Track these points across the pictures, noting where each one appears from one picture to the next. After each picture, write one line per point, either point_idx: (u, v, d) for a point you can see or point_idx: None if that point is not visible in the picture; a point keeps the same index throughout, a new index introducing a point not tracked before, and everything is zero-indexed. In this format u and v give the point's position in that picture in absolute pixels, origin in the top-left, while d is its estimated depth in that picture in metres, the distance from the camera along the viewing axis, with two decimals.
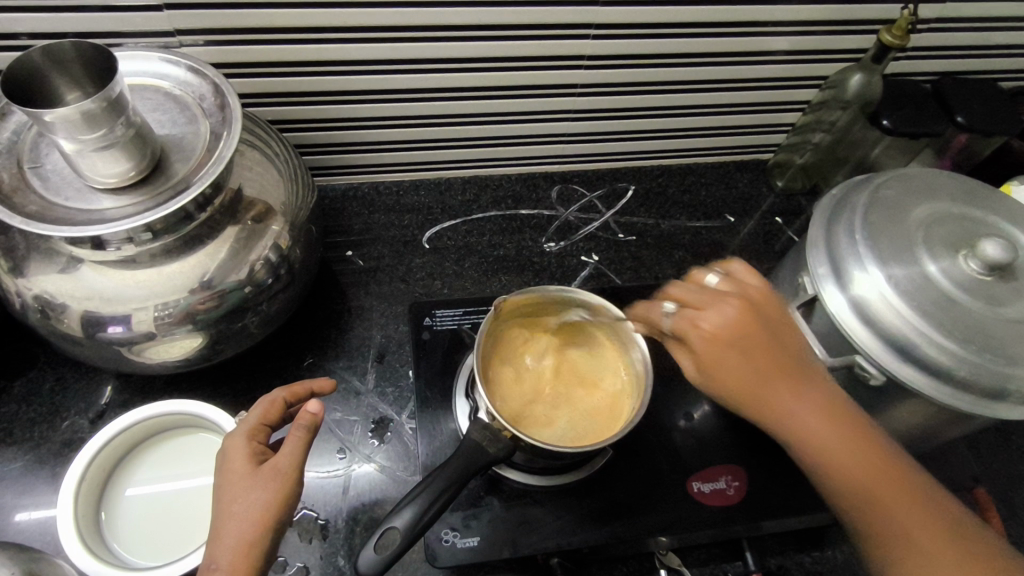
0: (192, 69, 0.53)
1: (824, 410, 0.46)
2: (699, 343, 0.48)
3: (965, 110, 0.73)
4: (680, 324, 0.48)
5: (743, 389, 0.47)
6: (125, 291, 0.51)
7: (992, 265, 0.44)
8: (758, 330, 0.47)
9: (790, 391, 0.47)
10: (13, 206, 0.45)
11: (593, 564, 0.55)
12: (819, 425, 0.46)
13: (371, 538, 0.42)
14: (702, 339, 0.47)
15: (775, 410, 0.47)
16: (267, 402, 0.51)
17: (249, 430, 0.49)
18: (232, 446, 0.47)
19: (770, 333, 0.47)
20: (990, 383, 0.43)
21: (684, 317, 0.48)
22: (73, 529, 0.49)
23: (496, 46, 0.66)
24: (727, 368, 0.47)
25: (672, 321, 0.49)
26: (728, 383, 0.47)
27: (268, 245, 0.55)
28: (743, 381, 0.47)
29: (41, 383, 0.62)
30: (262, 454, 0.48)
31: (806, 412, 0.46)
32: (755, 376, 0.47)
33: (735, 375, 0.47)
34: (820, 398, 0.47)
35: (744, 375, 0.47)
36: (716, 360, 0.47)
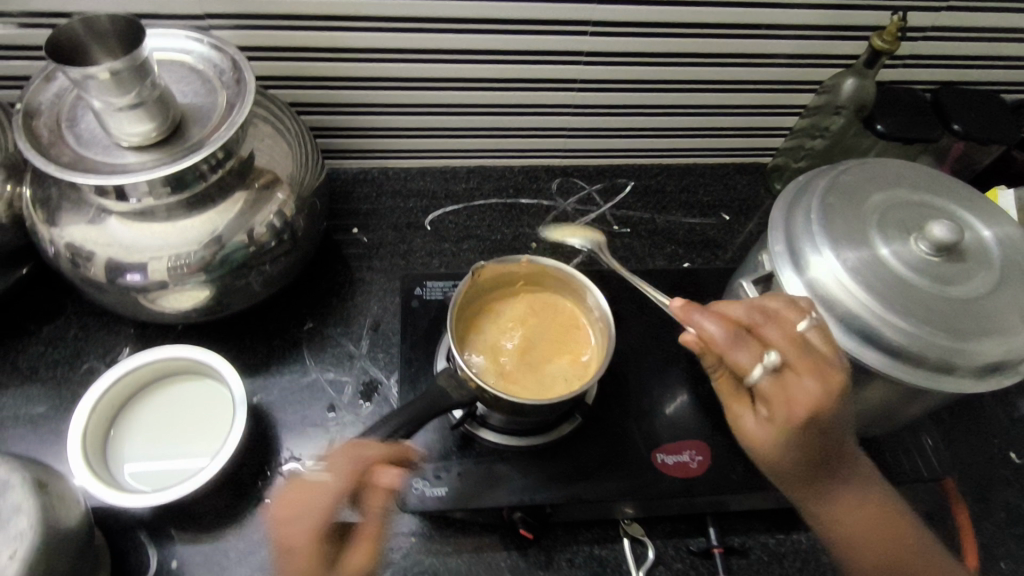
0: (213, 46, 0.58)
1: (853, 496, 0.50)
2: (786, 410, 0.45)
3: (962, 119, 0.74)
4: (768, 387, 0.46)
5: (789, 459, 0.48)
6: (142, 241, 0.56)
7: (939, 246, 0.46)
8: (824, 419, 0.45)
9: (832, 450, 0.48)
10: (49, 157, 0.51)
11: (559, 528, 0.60)
12: (845, 508, 0.50)
13: (339, 459, 0.49)
14: (792, 416, 0.45)
15: (808, 487, 0.50)
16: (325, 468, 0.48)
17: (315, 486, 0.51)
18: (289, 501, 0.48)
19: (831, 422, 0.46)
20: (937, 358, 0.45)
21: (778, 382, 0.45)
22: (81, 452, 0.55)
23: (499, 39, 0.71)
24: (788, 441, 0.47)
25: (761, 382, 0.46)
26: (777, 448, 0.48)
27: (272, 210, 0.60)
28: (797, 446, 0.47)
29: (67, 329, 0.68)
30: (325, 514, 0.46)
31: (833, 492, 0.50)
32: (811, 445, 0.47)
33: (792, 443, 0.47)
34: (851, 486, 0.50)
35: (802, 443, 0.47)
36: (790, 430, 0.46)
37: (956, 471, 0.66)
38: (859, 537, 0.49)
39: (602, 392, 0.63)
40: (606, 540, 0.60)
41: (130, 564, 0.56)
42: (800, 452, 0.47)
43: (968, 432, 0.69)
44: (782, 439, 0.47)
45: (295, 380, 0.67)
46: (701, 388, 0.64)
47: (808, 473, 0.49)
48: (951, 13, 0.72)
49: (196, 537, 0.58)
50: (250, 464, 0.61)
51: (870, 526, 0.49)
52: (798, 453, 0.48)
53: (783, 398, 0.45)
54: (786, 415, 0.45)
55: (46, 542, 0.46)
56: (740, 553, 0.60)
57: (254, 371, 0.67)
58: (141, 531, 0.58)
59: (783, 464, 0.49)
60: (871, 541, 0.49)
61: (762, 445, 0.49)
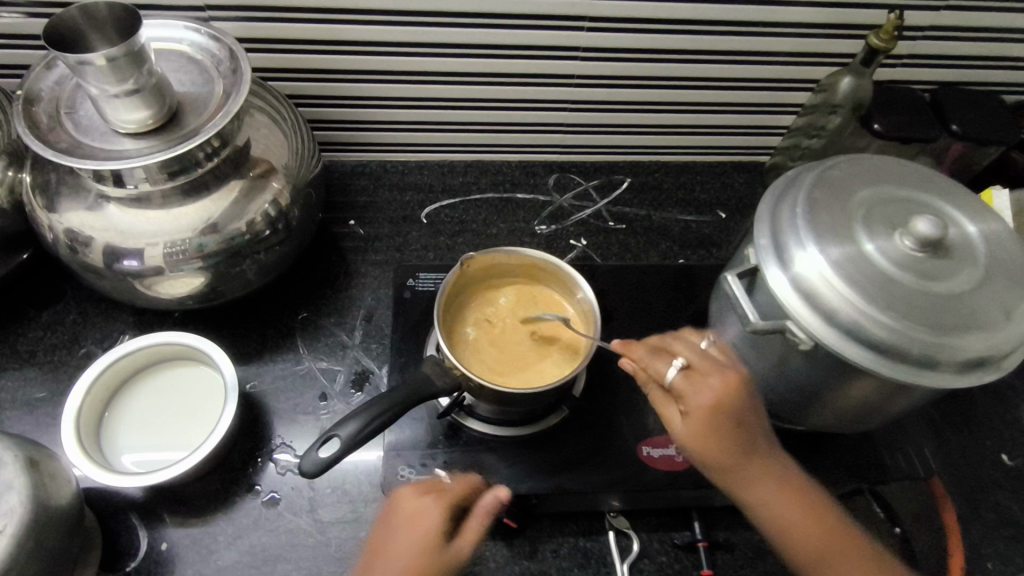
0: (211, 36, 0.59)
1: (776, 480, 0.53)
2: (697, 404, 0.51)
3: (961, 119, 0.74)
4: (681, 383, 0.52)
5: (715, 450, 0.52)
6: (137, 227, 0.57)
7: (923, 241, 0.46)
8: (731, 414, 0.51)
9: (754, 446, 0.53)
10: (47, 142, 0.52)
11: (544, 519, 0.61)
12: (769, 493, 0.52)
13: (321, 440, 0.48)
14: (705, 406, 0.51)
15: (734, 473, 0.53)
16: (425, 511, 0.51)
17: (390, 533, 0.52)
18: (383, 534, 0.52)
19: (741, 416, 0.51)
20: (920, 354, 0.45)
21: (688, 378, 0.52)
22: (74, 431, 0.56)
23: (495, 34, 0.71)
24: (708, 429, 0.51)
25: (675, 380, 0.52)
26: (703, 440, 0.52)
27: (267, 199, 0.61)
28: (719, 436, 0.51)
29: (66, 314, 0.70)
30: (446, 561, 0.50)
31: (757, 476, 0.52)
32: (732, 436, 0.52)
33: (714, 435, 0.51)
34: (772, 472, 0.53)
35: (721, 434, 0.51)
36: (709, 422, 0.51)
37: (944, 472, 0.66)
38: (782, 519, 0.52)
39: (590, 385, 0.64)
40: (591, 532, 0.60)
41: (120, 545, 0.57)
42: (721, 438, 0.51)
43: (958, 433, 0.68)
44: (705, 432, 0.51)
45: (289, 368, 0.68)
46: None
47: (731, 465, 0.52)
48: (950, 12, 0.72)
49: (186, 520, 0.59)
50: (241, 448, 0.62)
51: (792, 509, 0.52)
52: (717, 444, 0.52)
53: (694, 390, 0.51)
54: (701, 406, 0.51)
55: (36, 519, 0.47)
56: (725, 548, 0.60)
57: (248, 358, 0.68)
58: (132, 513, 0.58)
59: (711, 452, 0.52)
60: (794, 521, 0.52)
61: (688, 436, 0.53)
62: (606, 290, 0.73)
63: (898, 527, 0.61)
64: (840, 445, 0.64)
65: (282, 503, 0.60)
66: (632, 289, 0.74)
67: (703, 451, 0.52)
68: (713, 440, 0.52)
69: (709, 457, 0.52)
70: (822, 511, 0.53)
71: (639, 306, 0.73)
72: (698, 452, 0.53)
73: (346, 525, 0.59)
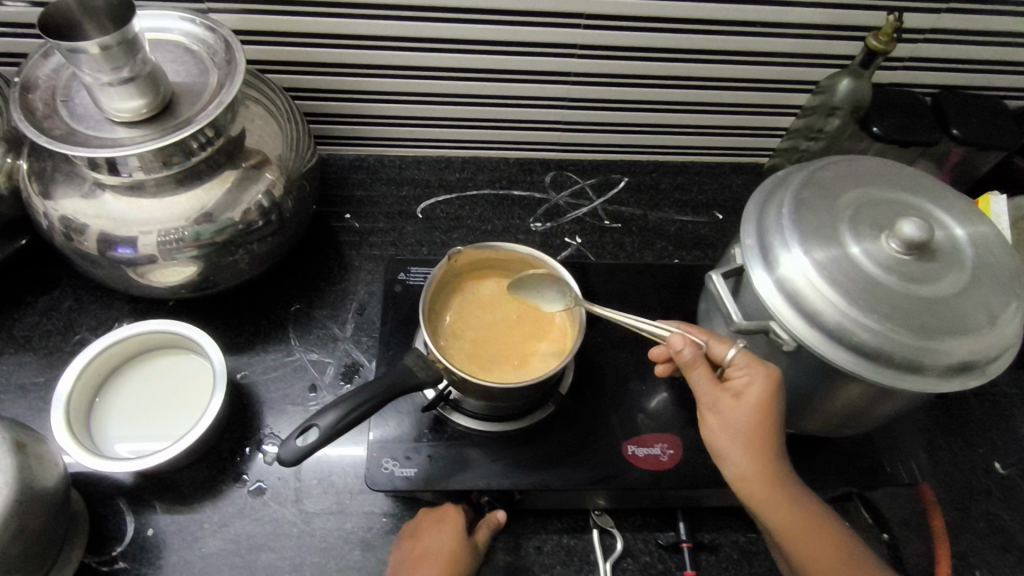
0: (208, 28, 0.60)
1: (796, 486, 0.52)
2: (758, 383, 0.49)
3: (962, 123, 0.72)
4: (741, 359, 0.51)
5: (756, 441, 0.50)
6: (129, 215, 0.57)
7: (909, 244, 0.45)
8: (779, 406, 0.50)
9: (783, 449, 0.52)
10: (42, 129, 0.53)
11: (529, 515, 0.61)
12: (792, 495, 0.51)
13: (300, 431, 0.49)
14: (767, 382, 0.49)
15: (763, 471, 0.50)
16: (444, 520, 0.56)
17: (411, 552, 0.54)
18: (402, 556, 0.55)
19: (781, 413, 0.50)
20: (905, 358, 0.44)
21: (749, 356, 0.51)
22: (63, 415, 0.56)
23: (491, 30, 0.71)
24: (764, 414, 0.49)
25: (734, 358, 0.51)
26: (749, 427, 0.50)
27: (260, 189, 0.61)
28: (763, 426, 0.50)
29: (62, 301, 0.70)
30: (468, 561, 0.55)
31: (784, 477, 0.51)
32: (777, 429, 0.50)
33: (763, 422, 0.50)
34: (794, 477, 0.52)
35: (769, 423, 0.50)
36: (768, 401, 0.49)
37: (935, 479, 0.65)
38: (799, 524, 0.50)
39: (577, 383, 0.64)
40: (576, 530, 0.60)
41: (107, 530, 0.58)
42: (767, 429, 0.50)
43: (950, 439, 0.68)
44: (759, 415, 0.49)
45: (280, 359, 0.68)
46: (679, 383, 0.65)
47: (765, 459, 0.50)
48: (952, 15, 0.71)
49: (173, 507, 0.59)
50: (230, 437, 0.63)
51: (808, 516, 0.51)
52: (760, 433, 0.50)
53: (757, 366, 0.50)
54: (762, 383, 0.49)
55: (20, 500, 0.47)
56: (710, 549, 0.60)
57: (240, 349, 0.68)
58: (120, 498, 0.59)
59: (755, 441, 0.50)
60: (808, 529, 0.51)
61: (735, 421, 0.50)
62: (598, 288, 0.73)
63: (886, 533, 0.62)
64: (828, 448, 0.63)
65: (268, 493, 0.60)
66: (624, 288, 0.74)
67: (745, 441, 0.50)
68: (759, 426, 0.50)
69: (750, 447, 0.50)
70: (831, 526, 0.52)
71: (630, 306, 0.73)
72: (739, 442, 0.50)
73: (331, 516, 0.60)
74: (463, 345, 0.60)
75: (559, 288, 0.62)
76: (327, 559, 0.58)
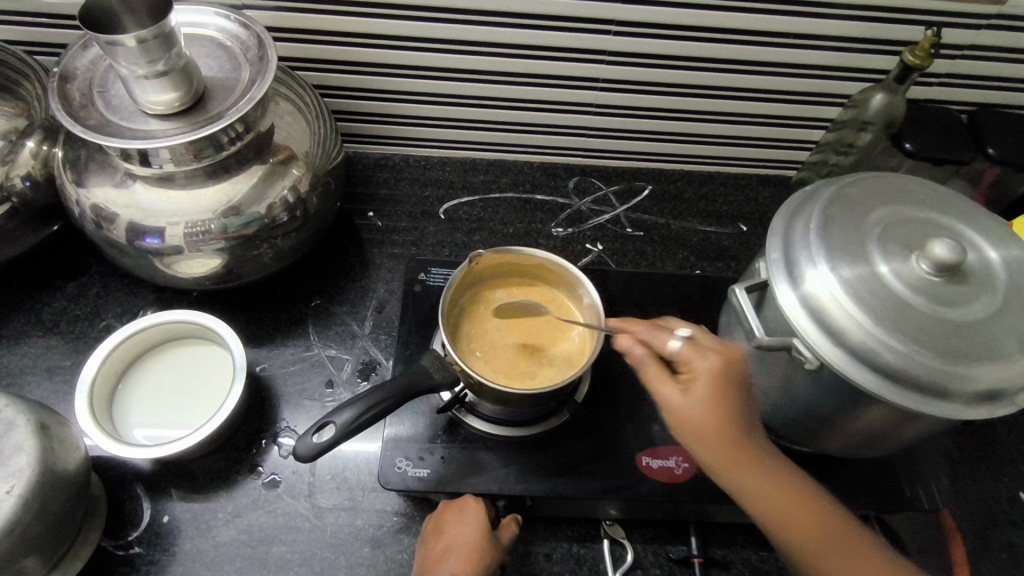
0: (241, 24, 0.61)
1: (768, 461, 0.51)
2: (706, 368, 0.50)
3: (998, 142, 0.70)
4: (687, 348, 0.51)
5: (720, 441, 0.49)
6: (158, 206, 0.58)
7: (940, 265, 0.44)
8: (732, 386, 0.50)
9: (746, 426, 0.51)
10: (78, 119, 0.54)
11: (540, 522, 0.60)
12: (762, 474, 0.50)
13: (315, 428, 0.50)
14: (711, 371, 0.50)
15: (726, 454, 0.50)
16: (463, 510, 0.55)
17: (435, 547, 0.54)
18: (428, 550, 0.54)
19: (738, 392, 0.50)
20: (932, 383, 0.43)
21: (695, 346, 0.51)
22: (86, 400, 0.57)
23: (521, 34, 0.71)
24: (713, 406, 0.49)
25: (679, 349, 0.52)
26: (704, 417, 0.49)
27: (287, 184, 0.62)
28: (719, 414, 0.49)
29: (90, 287, 0.72)
30: (495, 551, 0.54)
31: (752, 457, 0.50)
32: (734, 411, 0.50)
33: (718, 409, 0.49)
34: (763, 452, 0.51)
35: (726, 409, 0.50)
36: (714, 390, 0.49)
37: (956, 505, 0.63)
38: (774, 500, 0.50)
39: (593, 391, 0.63)
40: (586, 539, 0.60)
41: (125, 515, 0.59)
42: (723, 414, 0.49)
43: (974, 465, 0.66)
44: (708, 405, 0.49)
45: (298, 354, 0.69)
46: None
47: (726, 440, 0.50)
48: (993, 32, 0.69)
49: (189, 495, 0.60)
50: (247, 428, 0.63)
51: (783, 490, 0.50)
52: (717, 418, 0.49)
53: (701, 356, 0.51)
54: (706, 373, 0.50)
55: (42, 481, 0.48)
56: (722, 565, 0.59)
57: (259, 342, 0.69)
58: (137, 484, 0.60)
59: (710, 429, 0.49)
60: (787, 505, 0.50)
61: (687, 411, 0.50)
62: (618, 296, 0.73)
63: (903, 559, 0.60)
64: (847, 469, 0.62)
65: (282, 486, 0.61)
66: (644, 297, 0.73)
67: (700, 431, 0.50)
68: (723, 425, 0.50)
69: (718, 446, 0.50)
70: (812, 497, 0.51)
71: (649, 314, 0.72)
72: (695, 433, 0.50)
73: (342, 512, 0.60)
74: (491, 357, 0.60)
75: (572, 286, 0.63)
76: (337, 554, 0.58)
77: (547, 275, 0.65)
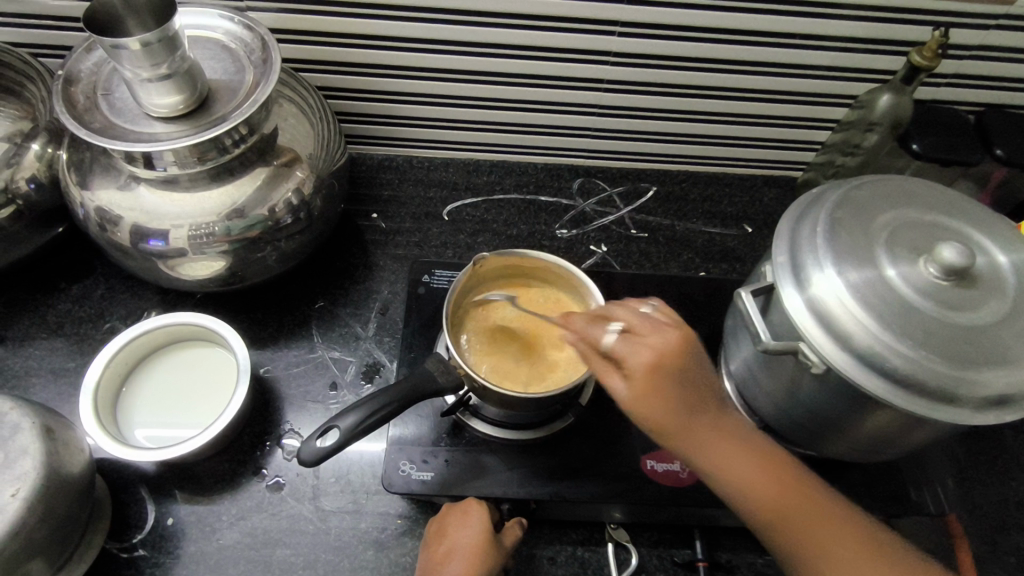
0: (245, 26, 0.61)
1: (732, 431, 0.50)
2: (642, 358, 0.48)
3: (1006, 143, 0.69)
4: (622, 342, 0.49)
5: (672, 421, 0.48)
6: (162, 209, 0.58)
7: (949, 269, 0.44)
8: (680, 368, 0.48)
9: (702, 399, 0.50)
10: (82, 121, 0.54)
11: (544, 525, 0.60)
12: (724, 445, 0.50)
13: (319, 432, 0.50)
14: (648, 365, 0.48)
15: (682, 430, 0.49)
16: (467, 513, 0.55)
17: (437, 549, 0.54)
18: (430, 553, 0.54)
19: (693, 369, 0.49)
20: (940, 388, 0.43)
21: (629, 339, 0.49)
22: (90, 402, 0.57)
23: (525, 35, 0.70)
24: (658, 401, 0.48)
25: (615, 342, 0.49)
26: (650, 405, 0.48)
27: (290, 187, 0.62)
28: (665, 398, 0.48)
29: (94, 289, 0.72)
30: (496, 555, 0.53)
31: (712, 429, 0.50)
32: (681, 393, 0.48)
33: (662, 395, 0.48)
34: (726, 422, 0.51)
35: (671, 396, 0.48)
36: (654, 382, 0.48)
37: (963, 509, 0.63)
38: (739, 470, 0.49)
39: (597, 394, 0.63)
40: (590, 543, 0.59)
41: (129, 517, 0.59)
42: (670, 397, 0.48)
43: (981, 469, 0.66)
44: (651, 397, 0.48)
45: (302, 356, 0.69)
46: None
47: (677, 420, 0.48)
48: (1001, 32, 0.69)
49: (194, 498, 0.60)
50: (251, 431, 0.63)
51: (750, 459, 0.50)
52: (664, 402, 0.48)
53: (635, 350, 0.48)
54: (642, 367, 0.48)
55: (46, 484, 0.48)
56: (726, 569, 0.59)
57: (263, 344, 0.69)
58: (142, 486, 0.60)
59: (658, 415, 0.48)
60: (753, 473, 0.49)
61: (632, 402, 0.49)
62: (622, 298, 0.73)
63: None
64: (853, 472, 0.62)
65: (286, 489, 0.61)
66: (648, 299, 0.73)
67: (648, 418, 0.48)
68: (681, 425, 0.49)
69: (682, 435, 0.49)
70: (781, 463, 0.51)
71: None
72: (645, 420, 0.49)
73: (346, 515, 0.60)
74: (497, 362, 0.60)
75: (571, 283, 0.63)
76: (341, 557, 0.58)
77: (552, 278, 0.65)
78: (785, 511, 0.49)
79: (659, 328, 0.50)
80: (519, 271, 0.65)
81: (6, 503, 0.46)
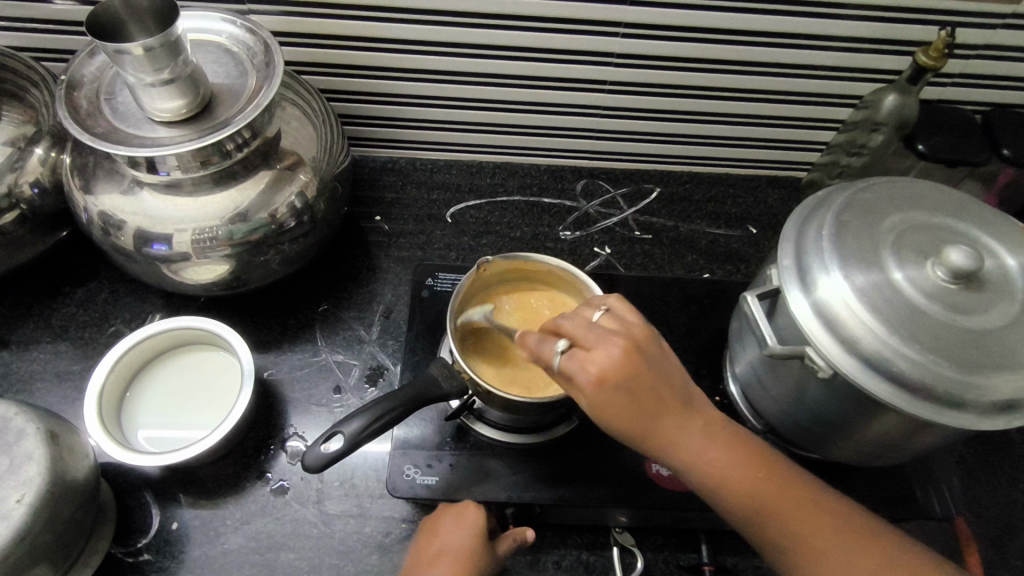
0: (248, 30, 0.61)
1: (710, 430, 0.49)
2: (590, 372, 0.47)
3: (1013, 143, 0.69)
4: (569, 360, 0.48)
5: (638, 427, 0.48)
6: (165, 213, 0.58)
7: (956, 272, 0.43)
8: (638, 375, 0.48)
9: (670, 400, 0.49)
10: (85, 126, 0.54)
11: (549, 529, 0.60)
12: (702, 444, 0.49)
13: (323, 437, 0.49)
14: (595, 381, 0.47)
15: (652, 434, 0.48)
16: (463, 517, 0.54)
17: (428, 550, 0.53)
18: (420, 552, 0.53)
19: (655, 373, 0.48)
20: (947, 392, 0.42)
21: (574, 356, 0.48)
22: (94, 407, 0.57)
23: (527, 37, 0.70)
24: (616, 411, 0.47)
25: (562, 360, 0.48)
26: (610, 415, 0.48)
27: (294, 191, 0.62)
28: (623, 408, 0.47)
29: (98, 293, 0.72)
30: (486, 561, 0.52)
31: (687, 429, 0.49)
32: (640, 401, 0.48)
33: (619, 405, 0.47)
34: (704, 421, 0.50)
35: (631, 404, 0.48)
36: (607, 395, 0.47)
37: (971, 512, 0.63)
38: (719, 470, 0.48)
39: None
40: (595, 547, 0.59)
41: (133, 522, 0.59)
42: (628, 406, 0.47)
43: (989, 472, 0.65)
44: (608, 410, 0.47)
45: (306, 359, 0.69)
46: None
47: (641, 426, 0.48)
48: (1008, 31, 0.68)
49: (198, 502, 0.60)
50: (255, 435, 0.63)
51: (729, 457, 0.49)
52: (621, 412, 0.47)
53: (580, 368, 0.47)
54: (590, 383, 0.47)
55: (52, 490, 0.48)
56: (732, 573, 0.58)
57: (267, 348, 0.69)
58: (146, 491, 0.60)
59: (621, 423, 0.48)
60: (734, 472, 0.48)
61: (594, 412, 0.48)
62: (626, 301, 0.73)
63: None
64: (860, 476, 0.61)
65: (290, 493, 0.61)
66: (652, 301, 0.73)
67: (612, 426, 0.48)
68: (647, 434, 0.48)
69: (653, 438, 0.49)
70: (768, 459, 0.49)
71: (658, 319, 0.71)
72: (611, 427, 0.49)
73: (351, 519, 0.60)
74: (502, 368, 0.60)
75: (571, 284, 0.63)
76: (345, 562, 0.58)
77: (557, 281, 0.65)
78: (776, 511, 0.48)
79: (608, 339, 0.49)
80: (518, 273, 0.65)
81: (11, 509, 0.47)
